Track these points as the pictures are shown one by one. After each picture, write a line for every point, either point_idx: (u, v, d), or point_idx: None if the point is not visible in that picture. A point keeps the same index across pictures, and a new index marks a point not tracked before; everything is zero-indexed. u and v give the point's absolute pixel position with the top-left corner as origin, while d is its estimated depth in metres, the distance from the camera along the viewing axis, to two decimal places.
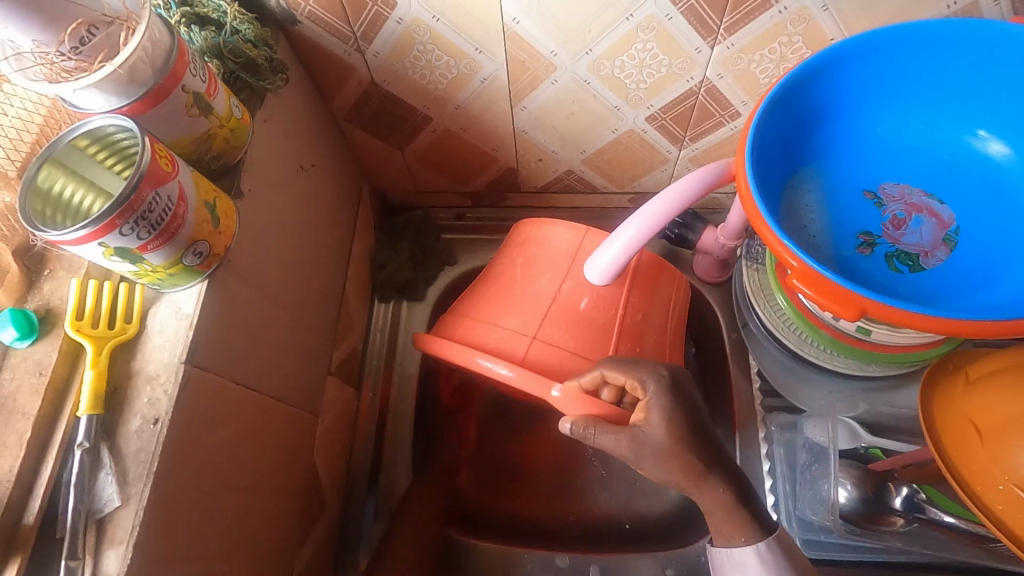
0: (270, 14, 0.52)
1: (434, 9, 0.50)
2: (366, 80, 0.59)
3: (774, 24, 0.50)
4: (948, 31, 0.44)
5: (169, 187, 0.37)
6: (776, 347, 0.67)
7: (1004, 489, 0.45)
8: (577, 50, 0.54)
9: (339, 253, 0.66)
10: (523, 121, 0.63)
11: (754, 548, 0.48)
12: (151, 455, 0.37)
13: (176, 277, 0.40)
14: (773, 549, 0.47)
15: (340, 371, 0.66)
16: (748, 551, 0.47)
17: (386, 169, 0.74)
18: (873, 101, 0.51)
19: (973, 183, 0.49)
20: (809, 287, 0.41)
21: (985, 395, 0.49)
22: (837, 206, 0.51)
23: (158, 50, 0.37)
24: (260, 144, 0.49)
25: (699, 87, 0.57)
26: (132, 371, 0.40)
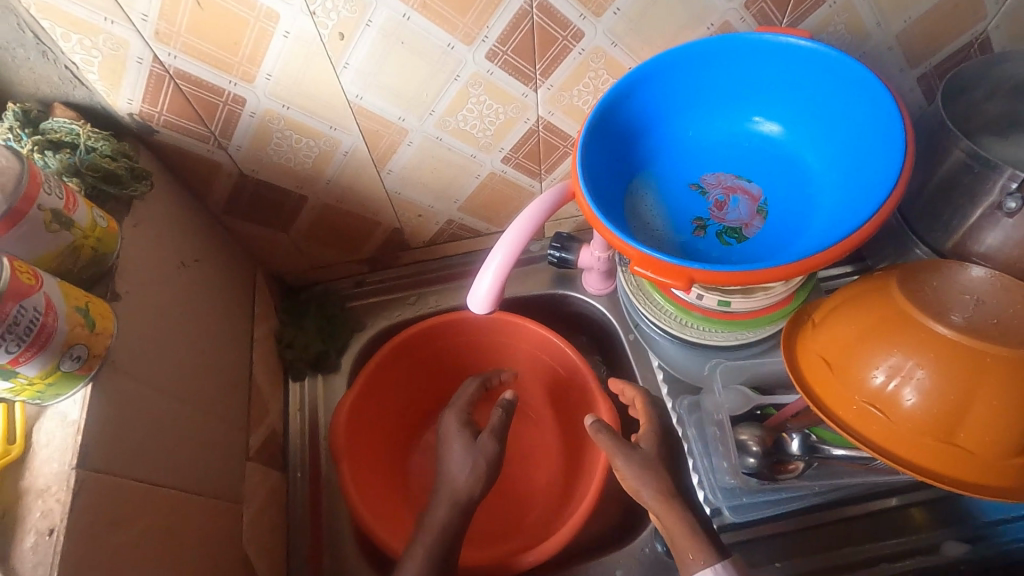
0: (127, 129, 0.55)
1: (283, 98, 0.56)
2: (235, 173, 0.63)
3: (579, 64, 0.59)
4: (712, 46, 0.53)
5: (34, 298, 0.38)
6: (667, 338, 0.73)
7: (858, 407, 0.52)
8: (421, 112, 0.60)
9: (241, 340, 0.67)
10: (393, 183, 0.69)
11: (710, 569, 0.51)
12: (50, 567, 0.37)
13: (57, 386, 0.41)
14: (730, 570, 0.51)
15: (260, 455, 0.66)
16: (708, 573, 0.51)
17: (276, 253, 0.76)
18: (678, 110, 0.59)
19: (769, 160, 0.58)
20: (647, 269, 0.48)
21: (829, 332, 0.56)
22: (670, 201, 0.60)
23: (8, 175, 0.40)
24: (133, 248, 0.51)
25: (537, 125, 0.65)
26: (21, 490, 0.40)
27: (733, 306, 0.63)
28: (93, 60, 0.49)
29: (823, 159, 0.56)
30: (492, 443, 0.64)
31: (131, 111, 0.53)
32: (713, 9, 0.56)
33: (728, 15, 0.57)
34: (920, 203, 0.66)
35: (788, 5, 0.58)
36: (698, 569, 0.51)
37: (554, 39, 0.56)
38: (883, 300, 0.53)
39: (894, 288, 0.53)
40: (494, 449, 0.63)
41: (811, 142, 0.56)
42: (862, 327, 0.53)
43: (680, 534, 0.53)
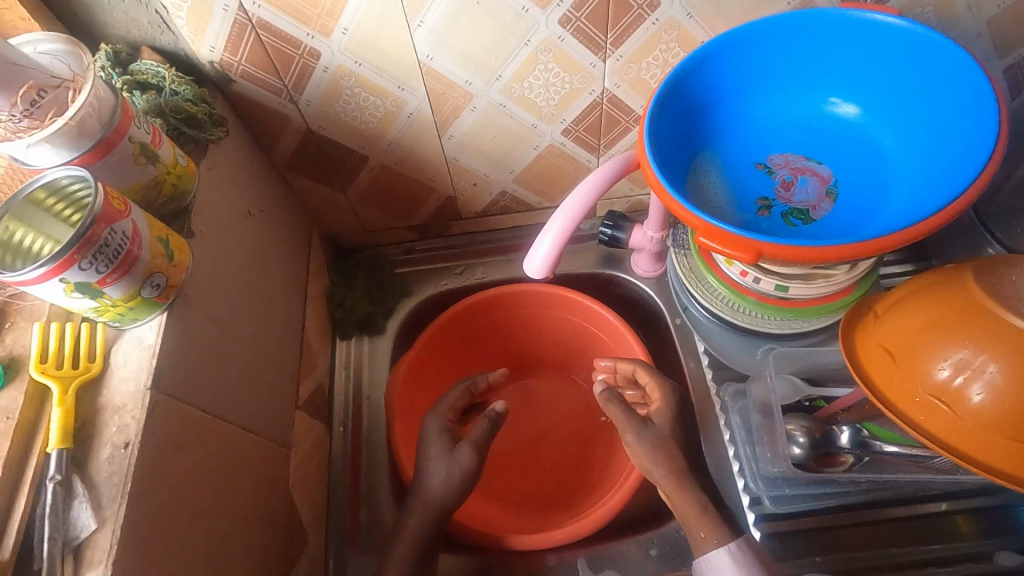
0: (206, 76, 0.57)
1: (356, 54, 0.57)
2: (302, 128, 0.64)
3: (652, 35, 0.58)
4: (793, 20, 0.52)
5: (123, 223, 0.40)
6: (716, 323, 0.72)
7: (921, 401, 0.50)
8: (488, 77, 0.61)
9: (295, 293, 0.69)
10: (452, 149, 0.69)
11: (725, 549, 0.52)
12: (124, 477, 0.38)
13: (136, 310, 0.43)
14: (743, 548, 0.53)
15: (308, 406, 0.68)
16: (721, 552, 0.52)
17: (332, 213, 0.78)
18: (750, 87, 0.58)
19: (842, 142, 0.57)
20: (712, 241, 0.47)
21: (893, 322, 0.55)
22: (735, 179, 0.58)
23: (104, 105, 0.42)
24: (207, 190, 0.53)
25: (601, 98, 0.64)
26: (99, 405, 0.41)
27: (790, 292, 0.62)
28: (182, 5, 0.50)
29: (900, 142, 0.54)
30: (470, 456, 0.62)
31: (212, 59, 0.55)
32: None
33: None
34: (999, 198, 0.63)
35: None
36: (711, 548, 0.53)
37: (629, 7, 0.55)
38: (951, 292, 0.51)
39: (967, 279, 0.51)
40: (471, 463, 0.62)
41: (889, 124, 0.54)
42: (929, 318, 0.52)
43: (690, 513, 0.54)
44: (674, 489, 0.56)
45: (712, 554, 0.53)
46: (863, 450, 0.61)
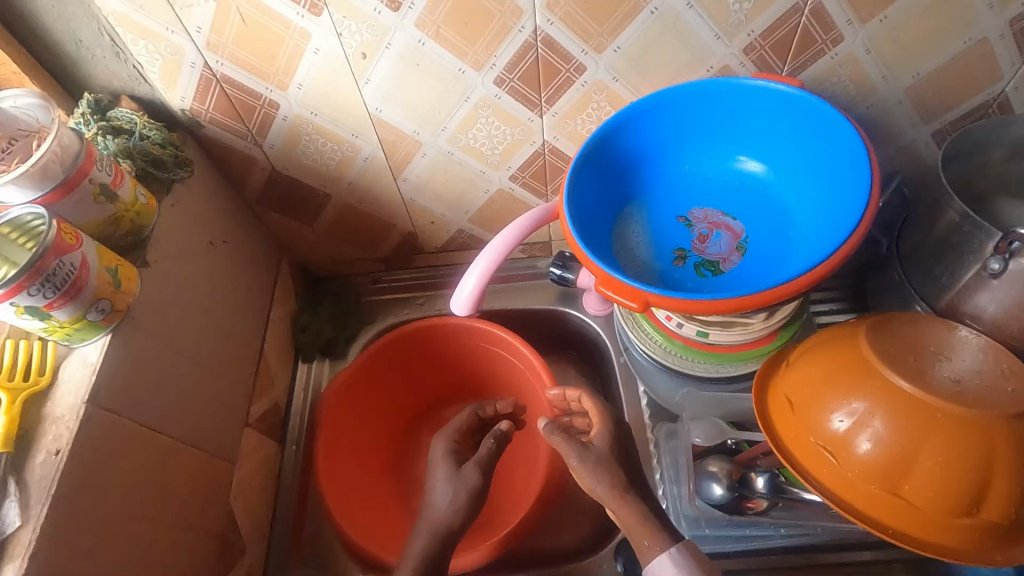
0: (179, 121, 0.64)
1: (311, 106, 0.63)
2: (268, 168, 0.70)
3: (582, 95, 0.63)
4: (703, 88, 0.56)
5: (72, 255, 0.46)
6: (652, 364, 0.75)
7: (810, 448, 0.52)
8: (435, 128, 0.66)
9: (257, 317, 0.74)
10: (408, 190, 0.75)
11: (667, 554, 0.53)
12: (51, 481, 0.43)
13: (83, 332, 0.48)
14: (684, 554, 0.53)
15: (260, 424, 0.72)
16: (664, 557, 0.53)
17: (301, 244, 0.84)
18: (673, 146, 0.62)
19: (756, 200, 0.60)
20: (609, 290, 0.51)
21: (796, 372, 0.57)
22: (657, 230, 0.62)
23: (67, 152, 0.48)
24: (168, 224, 0.59)
25: (543, 149, 0.69)
26: (41, 415, 0.47)
27: (712, 338, 0.65)
28: (155, 62, 0.57)
29: (805, 203, 0.57)
30: (474, 475, 0.64)
31: (183, 107, 0.62)
32: (712, 53, 0.59)
33: (728, 59, 0.60)
34: (919, 257, 0.66)
35: (790, 54, 0.60)
36: (655, 557, 0.54)
37: (557, 71, 0.60)
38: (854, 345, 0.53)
39: (861, 337, 0.53)
40: (476, 482, 0.64)
41: (796, 186, 0.58)
42: (827, 369, 0.54)
43: (635, 526, 0.56)
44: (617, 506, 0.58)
45: (656, 562, 0.53)
46: (781, 495, 0.62)
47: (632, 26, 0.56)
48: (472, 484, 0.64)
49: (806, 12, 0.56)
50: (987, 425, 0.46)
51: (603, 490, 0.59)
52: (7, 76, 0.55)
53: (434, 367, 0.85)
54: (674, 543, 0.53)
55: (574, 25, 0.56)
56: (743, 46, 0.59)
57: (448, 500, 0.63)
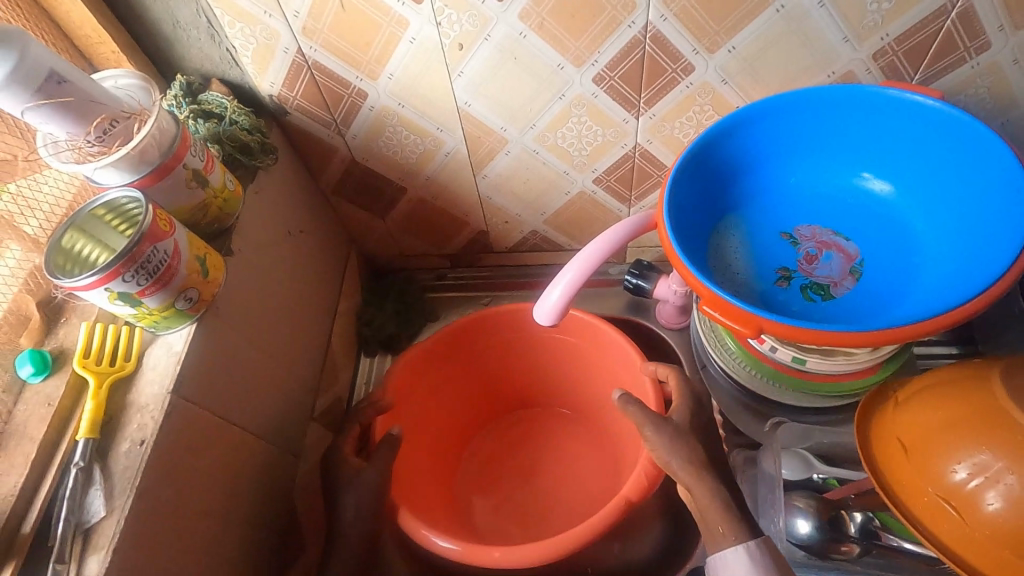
0: (265, 107, 0.63)
1: (399, 97, 0.61)
2: (348, 158, 0.69)
3: (685, 97, 0.59)
4: (829, 95, 0.51)
5: (165, 242, 0.45)
6: (733, 386, 0.70)
7: (928, 501, 0.48)
8: (522, 125, 0.63)
9: (325, 309, 0.73)
10: (486, 188, 0.72)
11: (743, 546, 0.50)
12: (135, 472, 0.43)
13: (169, 319, 0.47)
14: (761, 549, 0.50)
15: (323, 417, 0.71)
16: (739, 549, 0.50)
17: (370, 236, 0.82)
18: (783, 156, 0.57)
19: (872, 220, 0.55)
20: (716, 311, 0.47)
21: (913, 412, 0.52)
22: (758, 246, 0.58)
23: (165, 135, 0.47)
24: (251, 212, 0.58)
25: (633, 152, 0.66)
26: (126, 401, 0.46)
27: (808, 365, 0.60)
28: (249, 46, 0.56)
29: (932, 227, 0.52)
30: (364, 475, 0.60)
31: (271, 93, 0.61)
32: (837, 57, 0.54)
33: (853, 65, 0.55)
34: None
35: (924, 62, 0.54)
36: (728, 546, 0.51)
37: (663, 71, 0.56)
38: (984, 390, 0.48)
39: (994, 382, 0.48)
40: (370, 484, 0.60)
41: (922, 206, 0.53)
42: (951, 413, 0.49)
43: (713, 510, 0.53)
44: (693, 485, 0.54)
45: (727, 552, 0.51)
46: (874, 540, 0.58)
47: (753, 25, 0.52)
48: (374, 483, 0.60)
49: (953, 16, 0.50)
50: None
51: (678, 463, 0.55)
52: (107, 55, 0.54)
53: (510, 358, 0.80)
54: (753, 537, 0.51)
55: (689, 21, 0.52)
56: (873, 51, 0.54)
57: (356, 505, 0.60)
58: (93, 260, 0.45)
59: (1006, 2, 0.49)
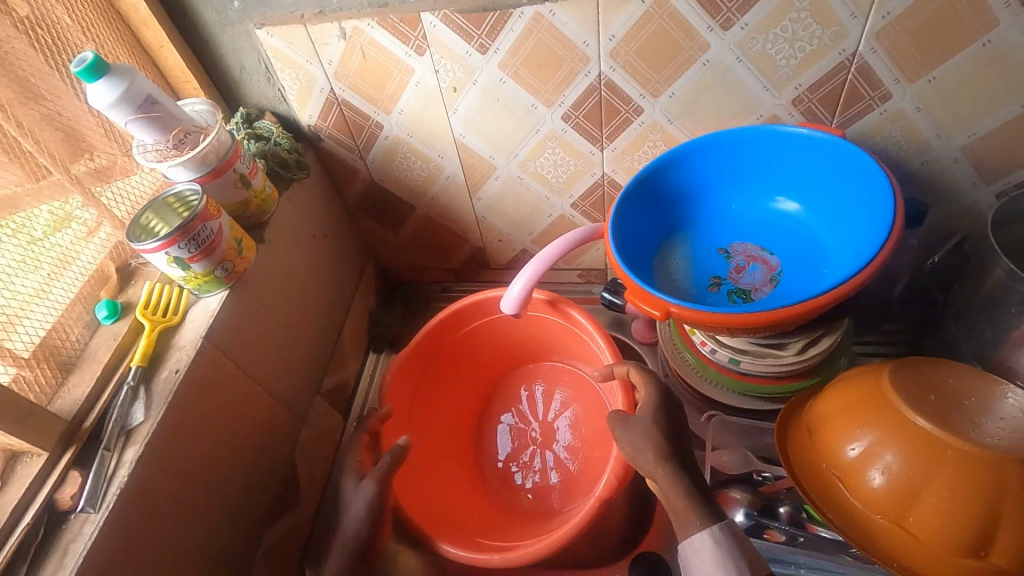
0: (305, 135, 0.79)
1: (408, 129, 0.75)
2: (368, 179, 0.84)
3: (639, 134, 0.71)
4: (749, 133, 0.62)
5: (212, 222, 0.59)
6: (686, 389, 0.77)
7: (825, 479, 0.54)
8: (508, 154, 0.76)
9: (340, 304, 0.86)
10: (481, 208, 0.85)
11: (709, 533, 0.53)
12: (170, 391, 0.55)
13: (210, 283, 0.61)
14: (726, 536, 0.53)
15: (329, 395, 0.83)
16: (705, 536, 0.53)
17: (386, 249, 0.96)
18: (720, 185, 0.68)
19: (794, 239, 0.64)
20: (638, 299, 0.57)
21: (822, 403, 0.58)
22: (697, 258, 0.67)
23: (223, 145, 0.63)
24: (284, 213, 0.73)
25: (602, 180, 0.77)
26: (170, 344, 0.59)
27: (743, 366, 0.68)
28: (294, 86, 0.72)
29: (840, 243, 0.61)
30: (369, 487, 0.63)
31: (309, 123, 0.77)
32: (761, 103, 0.65)
33: (776, 109, 0.66)
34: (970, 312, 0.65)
35: (837, 108, 0.64)
36: (695, 533, 0.54)
37: (617, 111, 0.69)
38: (880, 379, 0.54)
39: (883, 371, 0.54)
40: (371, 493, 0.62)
41: (833, 226, 0.62)
42: (848, 399, 0.55)
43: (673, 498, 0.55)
44: (655, 474, 0.57)
45: (696, 537, 0.53)
46: (801, 531, 0.63)
47: (687, 75, 0.64)
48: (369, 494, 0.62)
49: (852, 70, 0.61)
50: (1000, 471, 0.45)
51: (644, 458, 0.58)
52: (190, 91, 0.72)
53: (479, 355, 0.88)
54: (716, 523, 0.53)
55: (634, 73, 0.64)
56: (790, 98, 0.64)
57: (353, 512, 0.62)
58: (154, 229, 0.60)
59: (894, 59, 0.59)
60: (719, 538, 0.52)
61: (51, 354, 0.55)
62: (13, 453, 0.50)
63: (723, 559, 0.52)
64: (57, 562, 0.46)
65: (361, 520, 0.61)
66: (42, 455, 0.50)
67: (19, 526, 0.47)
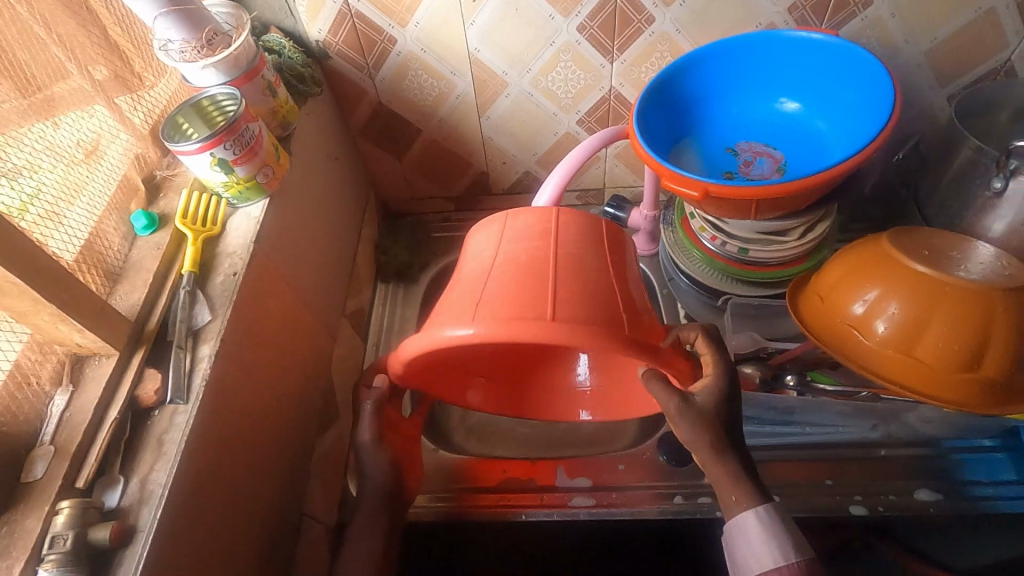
0: (312, 53, 0.77)
1: (422, 42, 0.76)
2: (374, 100, 0.83)
3: (648, 45, 0.75)
4: (760, 39, 0.68)
5: (254, 124, 0.58)
6: (691, 287, 0.84)
7: (839, 329, 0.62)
8: (521, 69, 0.78)
9: (352, 229, 0.86)
10: (489, 128, 0.87)
11: (754, 512, 0.49)
12: (232, 291, 0.55)
13: (251, 191, 0.60)
14: (773, 516, 0.48)
15: (351, 318, 0.83)
16: (750, 515, 0.49)
17: (387, 178, 0.96)
18: (726, 91, 0.74)
19: (794, 136, 0.72)
20: (674, 183, 0.61)
21: (830, 274, 0.66)
22: (708, 156, 0.73)
23: (252, 47, 0.61)
24: (303, 128, 0.72)
25: (609, 94, 0.81)
26: (216, 252, 0.58)
27: (751, 255, 0.75)
28: None
29: (837, 136, 0.69)
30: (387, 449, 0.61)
31: (318, 39, 0.75)
32: (761, 11, 0.71)
33: (774, 18, 0.73)
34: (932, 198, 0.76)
35: (826, 14, 0.72)
36: (740, 512, 0.49)
37: (631, 21, 0.73)
38: (889, 239, 0.63)
39: (882, 235, 0.64)
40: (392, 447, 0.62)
41: (829, 123, 0.70)
42: (855, 262, 0.64)
43: None
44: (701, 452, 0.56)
45: (740, 518, 0.49)
46: (807, 391, 0.72)
47: None
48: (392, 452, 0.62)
49: None
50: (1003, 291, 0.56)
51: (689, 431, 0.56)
52: None
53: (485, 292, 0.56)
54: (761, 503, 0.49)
55: None
56: (787, 6, 0.71)
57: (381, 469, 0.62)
58: (189, 134, 0.60)
59: None
60: (765, 517, 0.48)
61: (98, 262, 0.53)
62: (78, 357, 0.48)
63: (770, 538, 0.48)
64: (155, 452, 0.46)
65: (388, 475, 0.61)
66: (113, 356, 0.49)
67: (105, 423, 0.46)
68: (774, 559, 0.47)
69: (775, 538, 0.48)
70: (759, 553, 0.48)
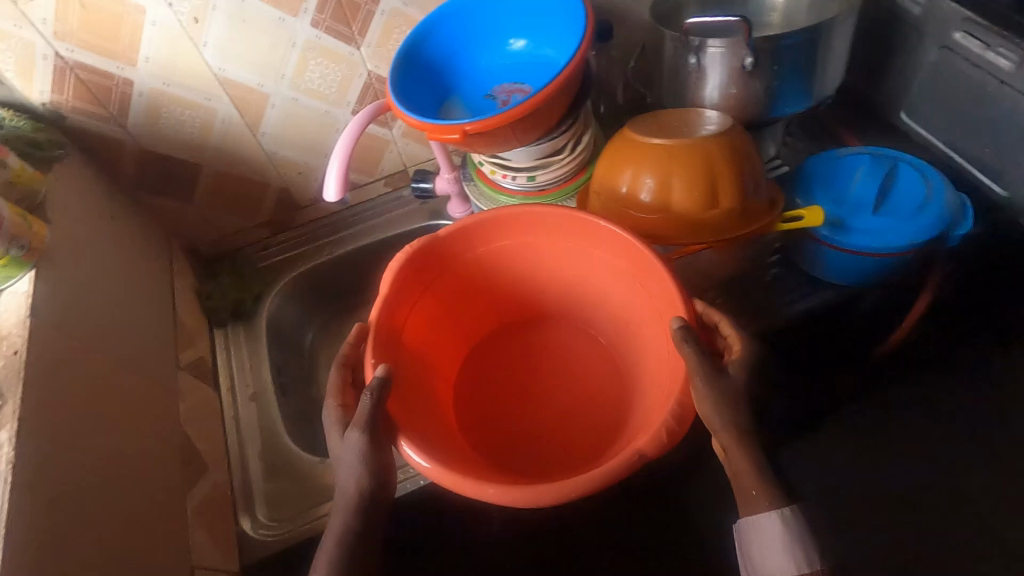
0: (43, 116, 0.74)
1: (163, 74, 0.75)
2: (137, 148, 0.81)
3: (385, 23, 0.80)
4: None
5: None
6: None
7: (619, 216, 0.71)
8: (275, 76, 0.80)
9: (158, 281, 0.82)
10: (270, 143, 0.87)
11: (777, 512, 0.51)
12: (14, 370, 0.52)
13: (9, 268, 0.56)
14: (793, 514, 0.51)
15: (189, 369, 0.80)
16: (773, 516, 0.50)
17: (186, 224, 0.92)
18: (466, 48, 0.81)
19: (535, 67, 0.80)
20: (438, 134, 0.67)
21: (601, 171, 0.74)
22: (470, 108, 0.79)
23: None
24: (57, 193, 0.69)
25: (371, 79, 0.85)
26: None
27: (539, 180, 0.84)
28: (11, 61, 0.69)
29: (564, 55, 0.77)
30: (357, 437, 0.54)
31: (44, 101, 0.73)
32: None
33: None
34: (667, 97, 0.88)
35: None
36: (762, 509, 0.51)
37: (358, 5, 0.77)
38: (636, 128, 0.72)
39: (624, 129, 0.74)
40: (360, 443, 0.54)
41: (559, 50, 0.78)
42: (612, 153, 0.73)
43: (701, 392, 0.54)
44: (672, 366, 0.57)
45: (765, 516, 0.51)
46: None
47: None
48: (361, 443, 0.54)
49: None
50: (733, 142, 0.68)
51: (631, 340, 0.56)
52: None
53: (480, 230, 0.68)
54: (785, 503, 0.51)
55: None
56: None
57: (353, 473, 0.55)
58: None
59: None
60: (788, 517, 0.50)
61: None
62: None
63: (791, 542, 0.50)
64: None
65: (359, 475, 0.55)
66: None
67: None
68: (797, 565, 0.49)
69: (795, 545, 0.50)
70: (778, 553, 0.50)
